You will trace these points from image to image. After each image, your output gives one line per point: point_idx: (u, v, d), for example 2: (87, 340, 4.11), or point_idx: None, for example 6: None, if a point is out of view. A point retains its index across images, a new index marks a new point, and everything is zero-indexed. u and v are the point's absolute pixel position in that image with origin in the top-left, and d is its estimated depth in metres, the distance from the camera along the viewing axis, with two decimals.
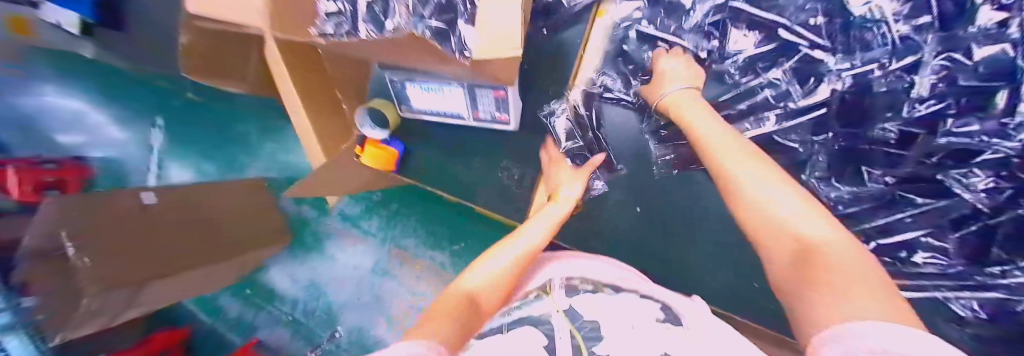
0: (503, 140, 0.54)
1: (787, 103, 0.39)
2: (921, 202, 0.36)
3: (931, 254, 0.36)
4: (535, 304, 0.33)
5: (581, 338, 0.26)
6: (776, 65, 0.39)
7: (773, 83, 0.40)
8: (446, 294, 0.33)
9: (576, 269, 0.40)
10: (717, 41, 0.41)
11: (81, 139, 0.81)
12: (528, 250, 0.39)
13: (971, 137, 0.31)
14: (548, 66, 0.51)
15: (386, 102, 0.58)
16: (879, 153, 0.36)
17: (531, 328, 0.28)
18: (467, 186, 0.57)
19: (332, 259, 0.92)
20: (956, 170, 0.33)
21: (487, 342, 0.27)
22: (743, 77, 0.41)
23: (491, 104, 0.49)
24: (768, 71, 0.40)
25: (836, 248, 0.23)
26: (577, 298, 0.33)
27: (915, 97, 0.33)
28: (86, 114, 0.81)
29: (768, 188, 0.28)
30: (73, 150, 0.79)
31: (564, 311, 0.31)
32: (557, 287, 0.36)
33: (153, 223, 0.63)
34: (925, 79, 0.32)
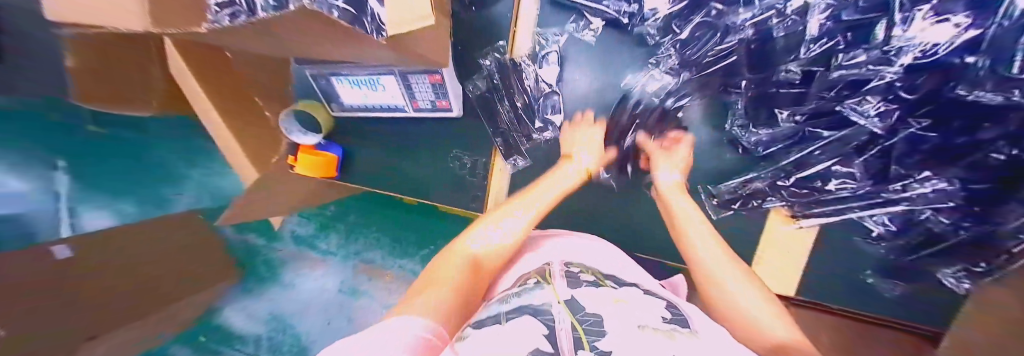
0: (449, 129, 0.52)
1: (700, 59, 0.40)
2: (826, 135, 0.37)
3: (842, 180, 0.38)
4: (534, 293, 0.24)
5: (582, 333, 0.16)
6: (689, 23, 0.39)
7: (684, 42, 0.40)
8: (448, 257, 0.33)
9: (565, 248, 0.37)
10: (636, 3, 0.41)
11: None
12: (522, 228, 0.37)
13: (860, 68, 0.32)
14: (480, 41, 0.49)
15: (315, 104, 0.53)
16: (788, 95, 0.36)
17: (527, 318, 0.18)
18: (417, 182, 0.54)
19: (289, 284, 0.86)
20: (851, 101, 0.34)
21: (478, 333, 0.18)
22: (660, 36, 0.42)
23: (428, 91, 0.47)
24: (682, 29, 0.40)
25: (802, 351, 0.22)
26: (579, 289, 0.24)
27: (808, 39, 0.33)
28: None
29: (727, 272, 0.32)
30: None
31: (566, 303, 0.21)
32: (557, 276, 0.27)
33: None
34: (815, 20, 0.32)
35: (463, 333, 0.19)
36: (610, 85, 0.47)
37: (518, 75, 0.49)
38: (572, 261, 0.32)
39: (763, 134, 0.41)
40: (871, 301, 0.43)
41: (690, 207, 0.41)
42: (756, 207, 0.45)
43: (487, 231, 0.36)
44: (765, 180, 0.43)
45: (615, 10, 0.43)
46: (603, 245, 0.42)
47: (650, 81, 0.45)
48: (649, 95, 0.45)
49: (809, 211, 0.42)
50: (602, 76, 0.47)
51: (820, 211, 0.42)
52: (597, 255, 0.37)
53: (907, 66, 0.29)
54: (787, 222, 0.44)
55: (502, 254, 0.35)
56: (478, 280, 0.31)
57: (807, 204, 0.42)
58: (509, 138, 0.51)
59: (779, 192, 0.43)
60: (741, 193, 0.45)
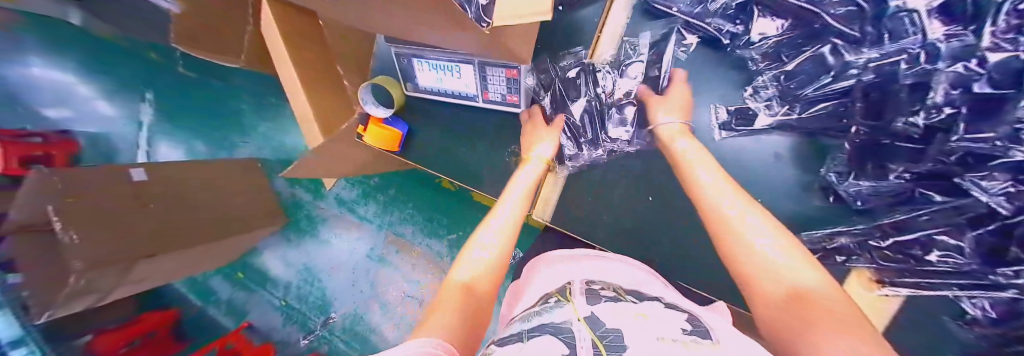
0: (511, 123, 0.52)
1: (803, 97, 0.38)
2: (939, 200, 0.33)
3: (946, 252, 0.34)
4: (555, 311, 0.29)
5: (603, 349, 0.21)
6: (801, 53, 0.38)
7: (789, 76, 0.39)
8: (443, 289, 0.35)
9: (563, 272, 0.44)
10: (742, 26, 0.40)
11: (69, 113, 0.65)
12: (512, 219, 0.42)
13: (987, 144, 0.28)
14: (563, 40, 0.49)
15: (392, 81, 0.54)
16: (903, 150, 0.33)
17: (548, 337, 0.23)
18: (470, 171, 0.55)
19: (326, 243, 0.94)
20: (974, 174, 0.30)
21: (506, 350, 0.23)
22: (765, 64, 0.40)
23: (501, 84, 0.46)
24: (793, 58, 0.38)
25: (825, 297, 0.25)
26: (599, 306, 0.29)
27: (929, 104, 0.30)
28: (75, 87, 0.66)
29: (748, 215, 0.32)
30: (60, 125, 0.63)
31: (585, 320, 0.26)
32: (578, 294, 0.33)
33: (149, 199, 0.62)
34: (940, 86, 0.29)
35: (490, 350, 0.25)
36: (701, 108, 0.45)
37: (592, 79, 0.48)
38: (593, 280, 0.38)
39: (863, 186, 0.37)
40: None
41: (716, 174, 0.37)
42: (838, 264, 0.40)
43: (472, 258, 0.38)
44: (854, 236, 0.39)
45: (720, 29, 0.41)
46: (620, 264, 0.45)
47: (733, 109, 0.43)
48: (733, 123, 0.43)
49: (899, 279, 0.37)
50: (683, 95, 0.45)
51: (909, 282, 0.37)
52: (595, 270, 0.42)
53: None
54: (869, 288, 0.40)
55: (493, 269, 0.37)
56: (477, 301, 0.33)
57: (900, 272, 0.37)
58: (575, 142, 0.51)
59: (868, 252, 0.39)
60: (823, 247, 0.41)
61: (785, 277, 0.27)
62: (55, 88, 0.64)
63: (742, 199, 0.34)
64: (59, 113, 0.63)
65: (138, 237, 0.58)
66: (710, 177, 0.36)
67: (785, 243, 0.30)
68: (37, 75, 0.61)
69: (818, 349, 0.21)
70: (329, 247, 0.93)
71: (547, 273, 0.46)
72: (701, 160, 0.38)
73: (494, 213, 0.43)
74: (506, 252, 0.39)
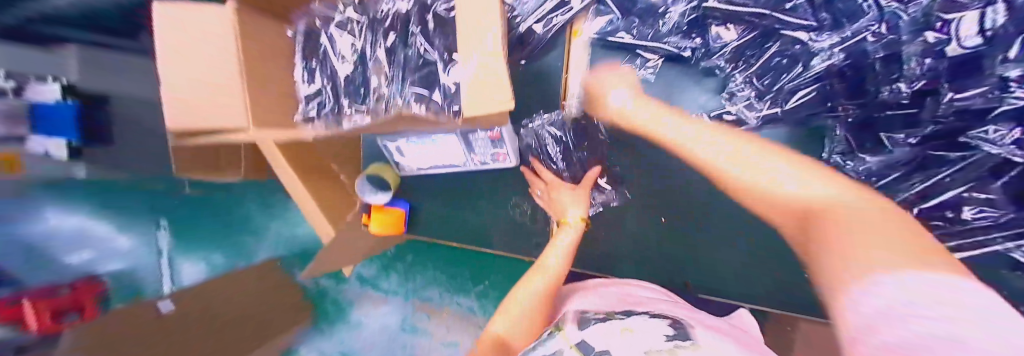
0: (507, 177, 0.53)
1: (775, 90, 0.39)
2: (955, 159, 0.32)
3: (980, 208, 0.33)
4: (548, 344, 0.29)
5: None
6: (765, 50, 0.38)
7: (759, 72, 0.39)
8: (482, 338, 0.38)
9: (585, 299, 0.40)
10: (699, 40, 0.40)
11: (92, 254, 0.64)
12: (558, 265, 0.42)
13: (977, 99, 0.28)
14: (530, 93, 0.51)
15: (382, 166, 0.56)
16: (897, 117, 0.33)
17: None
18: (479, 232, 0.56)
19: (358, 325, 0.92)
20: (976, 131, 0.30)
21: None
22: (733, 67, 0.41)
23: (487, 146, 0.47)
24: (759, 58, 0.38)
25: (844, 210, 0.23)
26: (589, 330, 0.28)
27: (908, 74, 0.30)
28: (88, 229, 0.65)
29: (737, 145, 0.31)
30: (86, 268, 0.63)
31: (576, 346, 0.26)
32: (568, 322, 0.32)
33: (174, 330, 0.63)
34: (913, 58, 0.29)
35: None
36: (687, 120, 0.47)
37: (581, 120, 0.49)
38: (586, 308, 0.35)
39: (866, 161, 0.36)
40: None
41: (677, 125, 0.36)
42: None
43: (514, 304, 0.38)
44: None
45: (680, 47, 0.42)
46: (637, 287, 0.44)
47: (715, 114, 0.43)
48: None
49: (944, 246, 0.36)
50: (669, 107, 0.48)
51: (957, 245, 0.35)
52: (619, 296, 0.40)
53: None
54: None
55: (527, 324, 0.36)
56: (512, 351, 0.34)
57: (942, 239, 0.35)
58: (574, 175, 0.51)
59: None
60: None
61: (784, 195, 0.27)
62: (72, 236, 0.63)
63: (716, 135, 0.33)
64: (80, 257, 0.62)
65: None
66: (691, 135, 0.35)
67: (798, 172, 0.27)
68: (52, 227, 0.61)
69: (849, 249, 0.20)
70: (362, 328, 0.92)
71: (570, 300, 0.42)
72: (646, 117, 0.38)
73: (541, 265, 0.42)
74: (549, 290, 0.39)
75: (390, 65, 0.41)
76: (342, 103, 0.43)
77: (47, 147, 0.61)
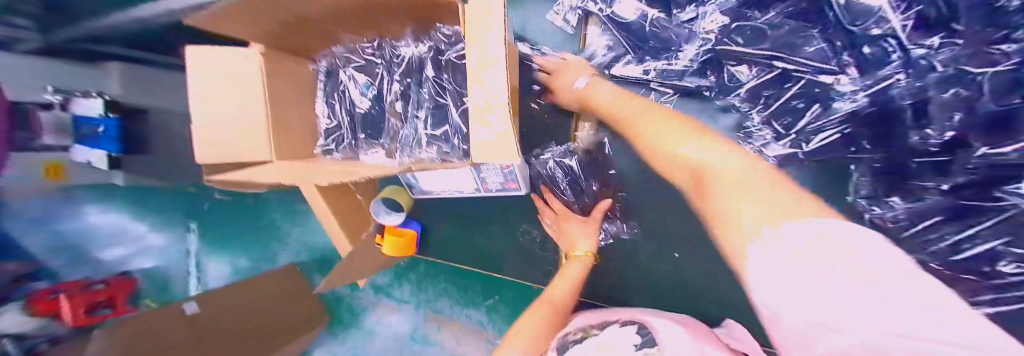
0: (517, 205, 0.53)
1: (798, 128, 0.42)
2: (1005, 206, 0.29)
3: (1018, 263, 0.29)
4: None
5: None
6: (782, 94, 0.41)
7: (775, 112, 0.42)
8: None
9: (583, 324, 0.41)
10: (714, 78, 0.45)
11: (124, 251, 0.71)
12: (563, 293, 0.43)
13: (1010, 156, 0.27)
14: (547, 127, 0.52)
15: (399, 190, 0.58)
16: (924, 165, 0.33)
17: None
18: (489, 256, 0.56)
19: (371, 332, 0.97)
20: (1011, 185, 0.28)
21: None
22: (750, 106, 0.44)
23: (498, 176, 0.48)
24: (774, 102, 0.42)
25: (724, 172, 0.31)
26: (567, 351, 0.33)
27: (932, 125, 0.31)
28: (129, 229, 0.73)
29: (655, 120, 0.38)
30: (118, 265, 0.70)
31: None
32: (551, 343, 0.36)
33: (200, 330, 0.67)
34: (934, 111, 0.30)
35: None
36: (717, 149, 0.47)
37: (596, 150, 0.50)
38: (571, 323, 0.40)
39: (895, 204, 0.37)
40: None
41: (625, 104, 0.41)
42: None
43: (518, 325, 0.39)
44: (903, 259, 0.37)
45: (696, 84, 0.47)
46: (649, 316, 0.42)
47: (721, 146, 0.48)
48: None
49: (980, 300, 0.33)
50: None
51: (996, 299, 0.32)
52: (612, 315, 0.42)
53: None
54: None
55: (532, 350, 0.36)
56: None
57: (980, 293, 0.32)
58: (581, 206, 0.50)
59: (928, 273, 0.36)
60: None
61: (691, 157, 0.33)
62: (110, 232, 0.70)
63: (655, 113, 0.39)
64: (113, 254, 0.70)
65: None
66: (632, 109, 0.40)
67: (713, 148, 0.33)
68: (94, 223, 0.69)
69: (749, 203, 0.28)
70: (375, 336, 0.96)
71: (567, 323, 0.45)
72: (610, 100, 0.42)
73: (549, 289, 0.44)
74: (553, 312, 0.41)
75: (403, 105, 0.43)
76: (360, 137, 0.46)
77: (89, 157, 0.69)
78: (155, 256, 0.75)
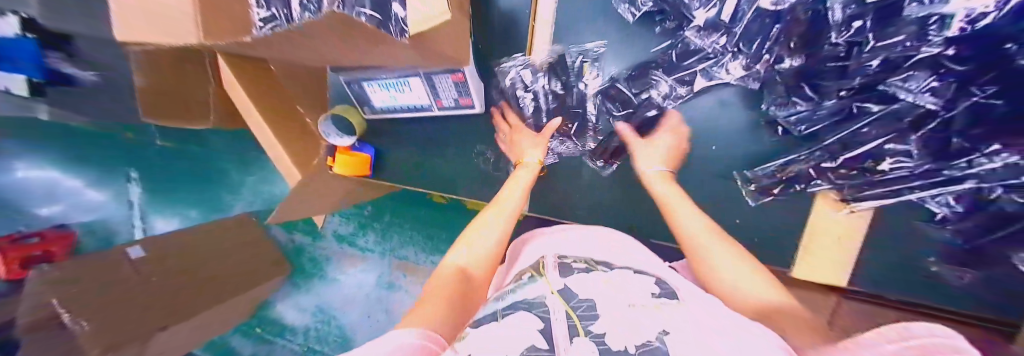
0: (472, 125, 0.53)
1: (751, 45, 0.37)
2: (876, 110, 0.33)
3: (898, 159, 0.35)
4: (528, 287, 0.26)
5: (578, 319, 0.21)
6: (738, 14, 0.36)
7: (728, 25, 0.37)
8: (439, 273, 0.36)
9: (547, 243, 0.42)
10: None
11: (63, 208, 0.77)
12: (507, 218, 0.42)
13: (897, 47, 0.28)
14: (505, 42, 0.50)
15: (349, 108, 0.56)
16: (830, 69, 0.33)
17: (523, 313, 0.22)
18: (445, 178, 0.57)
19: (333, 280, 1.01)
20: (895, 78, 0.30)
21: (478, 332, 0.21)
22: (705, 32, 0.39)
23: (451, 89, 0.48)
24: (733, 23, 0.36)
25: (720, 250, 0.34)
26: (572, 278, 0.27)
27: (836, 22, 0.30)
28: (61, 184, 0.78)
29: (677, 199, 0.40)
30: (56, 220, 0.75)
31: (558, 293, 0.25)
32: (550, 269, 0.30)
33: (150, 275, 0.72)
34: (837, 5, 0.29)
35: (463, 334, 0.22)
36: (684, 74, 0.43)
37: (556, 71, 0.49)
38: (567, 254, 0.35)
39: (777, 116, 0.41)
40: (928, 287, 0.41)
41: (672, 195, 0.41)
42: (801, 191, 0.43)
43: (463, 245, 0.39)
44: (807, 162, 0.41)
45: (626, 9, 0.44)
46: (595, 231, 0.44)
47: (688, 74, 0.43)
48: (674, 92, 0.45)
49: (860, 194, 0.39)
50: (638, 65, 0.46)
51: (873, 193, 0.39)
52: (583, 245, 0.39)
53: (952, 38, 0.25)
54: (837, 208, 0.42)
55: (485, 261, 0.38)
56: (471, 289, 0.34)
57: (858, 186, 0.39)
58: (536, 123, 0.50)
59: (824, 174, 0.40)
60: (781, 178, 0.43)
61: (748, 291, 0.30)
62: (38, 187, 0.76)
63: (688, 205, 0.39)
64: (49, 210, 0.75)
65: (141, 310, 0.66)
66: (694, 224, 0.37)
67: (701, 224, 0.37)
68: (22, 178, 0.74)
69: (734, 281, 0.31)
70: (338, 284, 1.00)
71: (535, 247, 0.43)
72: (669, 192, 0.41)
73: (493, 208, 0.43)
74: (504, 238, 0.41)
75: None
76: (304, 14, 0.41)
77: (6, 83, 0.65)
78: (94, 211, 0.81)
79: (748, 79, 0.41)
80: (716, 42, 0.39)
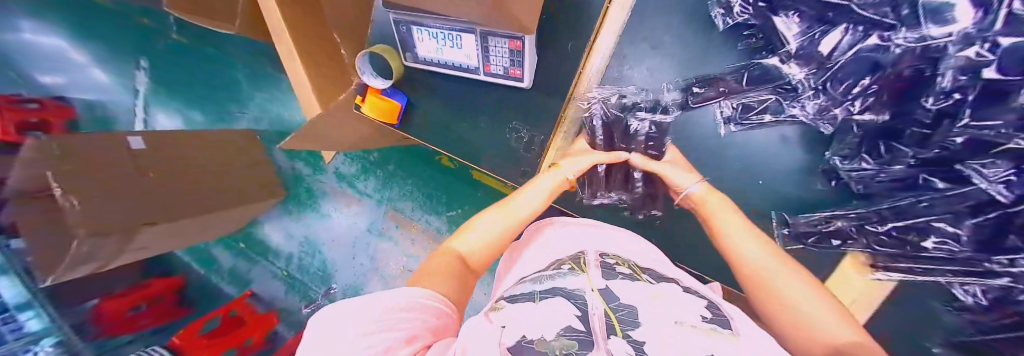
0: (516, 99, 0.51)
1: (840, 86, 0.35)
2: (942, 187, 0.32)
3: (943, 239, 0.34)
4: (567, 278, 0.26)
5: (615, 320, 0.19)
6: (834, 58, 0.34)
7: (823, 61, 0.35)
8: (439, 255, 0.37)
9: (554, 241, 0.41)
10: (783, 17, 0.35)
11: (64, 79, 0.83)
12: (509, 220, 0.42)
13: (992, 131, 0.27)
14: (567, 21, 0.46)
15: (388, 48, 0.52)
16: (915, 134, 0.32)
17: (561, 300, 0.22)
18: (472, 147, 0.55)
19: (326, 216, 1.03)
20: (976, 160, 0.29)
21: (517, 308, 0.22)
22: (805, 68, 0.36)
23: (505, 56, 0.46)
24: (838, 64, 0.34)
25: (767, 269, 0.35)
26: (615, 281, 0.25)
27: (942, 88, 0.28)
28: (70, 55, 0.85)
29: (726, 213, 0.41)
30: (56, 90, 0.81)
31: (599, 291, 0.23)
32: (594, 267, 0.29)
33: (149, 170, 0.70)
34: (946, 73, 0.27)
35: (500, 305, 0.25)
36: (751, 97, 0.40)
37: (620, 64, 0.46)
38: (607, 252, 0.34)
39: (837, 168, 0.39)
40: None
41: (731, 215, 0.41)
42: (831, 247, 0.42)
43: (471, 236, 0.41)
44: (851, 220, 0.40)
45: (719, 10, 0.39)
46: (612, 232, 0.43)
47: (766, 101, 0.40)
48: (740, 116, 0.42)
49: (895, 264, 0.38)
50: (707, 79, 0.42)
51: (904, 267, 0.38)
52: (596, 238, 0.39)
53: None
54: (862, 271, 0.41)
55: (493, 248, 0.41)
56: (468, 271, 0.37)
57: (893, 255, 0.38)
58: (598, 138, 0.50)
59: (864, 236, 0.40)
60: (820, 230, 0.42)
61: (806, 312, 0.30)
62: (53, 50, 0.84)
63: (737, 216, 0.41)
64: (52, 79, 0.82)
65: (146, 206, 0.68)
66: (757, 252, 0.36)
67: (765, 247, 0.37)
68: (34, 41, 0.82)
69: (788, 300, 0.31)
70: (329, 220, 1.03)
71: (540, 244, 0.43)
72: (717, 207, 0.42)
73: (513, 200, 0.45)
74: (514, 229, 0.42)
75: None
76: None
77: None
78: (102, 92, 0.87)
79: (821, 123, 0.39)
80: (793, 73, 0.38)
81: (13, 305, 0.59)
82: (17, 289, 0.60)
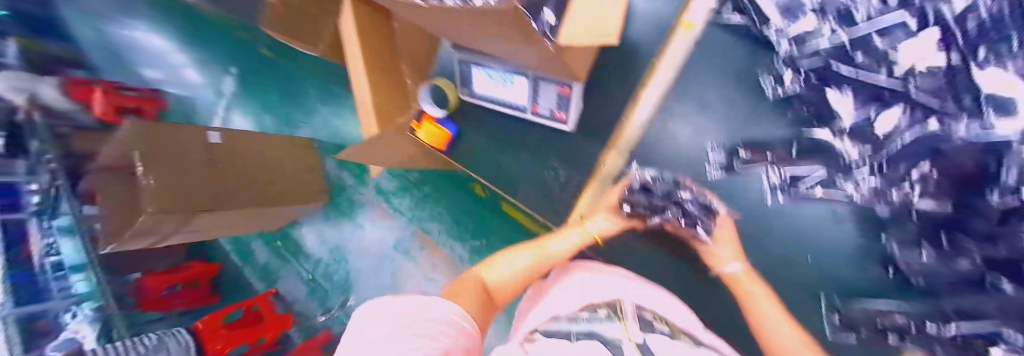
0: (559, 140, 0.54)
1: (895, 169, 0.34)
2: (1011, 291, 0.29)
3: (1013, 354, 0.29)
4: (608, 326, 0.33)
5: None
6: (889, 140, 0.34)
7: (880, 141, 0.35)
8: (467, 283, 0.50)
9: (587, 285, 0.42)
10: (835, 88, 0.37)
11: (162, 74, 1.03)
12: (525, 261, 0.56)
13: None
14: (617, 77, 0.50)
15: (449, 83, 0.59)
16: (983, 227, 0.30)
17: None
18: (510, 179, 0.58)
19: (360, 226, 1.08)
20: None
21: None
22: (857, 145, 0.36)
23: (551, 99, 0.49)
24: (895, 145, 0.34)
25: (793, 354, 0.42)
26: (651, 337, 0.31)
27: (1007, 185, 0.28)
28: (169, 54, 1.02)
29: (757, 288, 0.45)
30: (155, 83, 1.01)
31: (638, 345, 0.30)
32: (632, 318, 0.34)
33: (217, 162, 0.79)
34: (1011, 170, 0.27)
35: None
36: (795, 170, 0.41)
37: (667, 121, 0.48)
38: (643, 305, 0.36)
39: (894, 254, 0.36)
40: None
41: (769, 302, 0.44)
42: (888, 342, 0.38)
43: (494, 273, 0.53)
44: (908, 316, 0.36)
45: (772, 77, 0.41)
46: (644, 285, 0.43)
47: (814, 177, 0.40)
48: (786, 185, 0.42)
49: None
50: (753, 144, 0.43)
51: None
52: (630, 289, 0.40)
53: None
54: None
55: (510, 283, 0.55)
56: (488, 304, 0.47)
57: None
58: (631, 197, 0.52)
59: (923, 335, 0.35)
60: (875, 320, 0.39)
61: None
62: (154, 50, 1.00)
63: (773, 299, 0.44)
64: (153, 74, 1.01)
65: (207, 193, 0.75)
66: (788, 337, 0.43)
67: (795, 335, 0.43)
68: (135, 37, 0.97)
69: None
70: (360, 230, 1.08)
71: (573, 288, 0.45)
72: (755, 291, 0.45)
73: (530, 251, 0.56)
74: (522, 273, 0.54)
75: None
76: None
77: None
78: (186, 88, 1.07)
79: (872, 202, 0.37)
80: (847, 149, 0.37)
81: (70, 267, 0.71)
82: (77, 254, 0.72)
